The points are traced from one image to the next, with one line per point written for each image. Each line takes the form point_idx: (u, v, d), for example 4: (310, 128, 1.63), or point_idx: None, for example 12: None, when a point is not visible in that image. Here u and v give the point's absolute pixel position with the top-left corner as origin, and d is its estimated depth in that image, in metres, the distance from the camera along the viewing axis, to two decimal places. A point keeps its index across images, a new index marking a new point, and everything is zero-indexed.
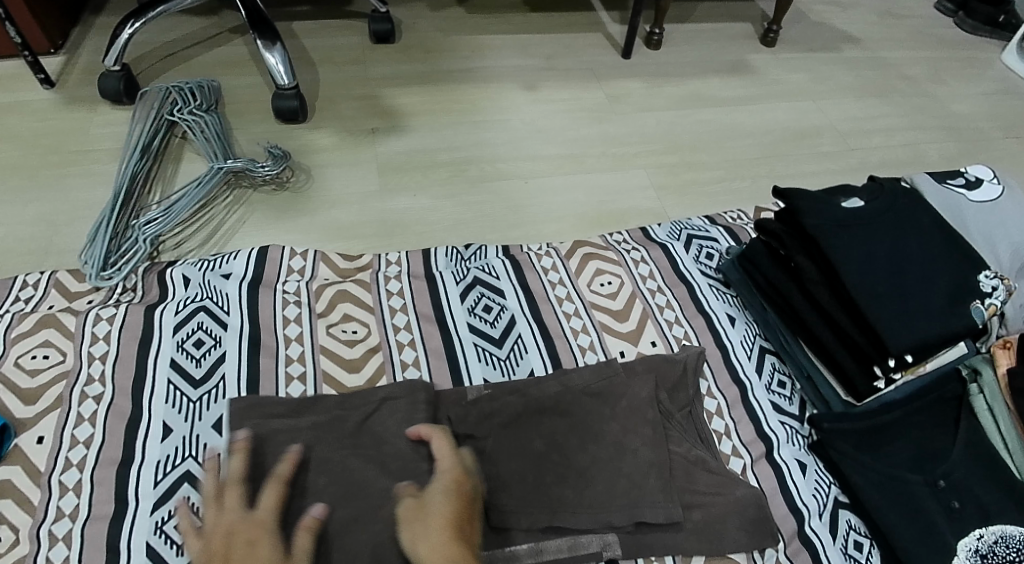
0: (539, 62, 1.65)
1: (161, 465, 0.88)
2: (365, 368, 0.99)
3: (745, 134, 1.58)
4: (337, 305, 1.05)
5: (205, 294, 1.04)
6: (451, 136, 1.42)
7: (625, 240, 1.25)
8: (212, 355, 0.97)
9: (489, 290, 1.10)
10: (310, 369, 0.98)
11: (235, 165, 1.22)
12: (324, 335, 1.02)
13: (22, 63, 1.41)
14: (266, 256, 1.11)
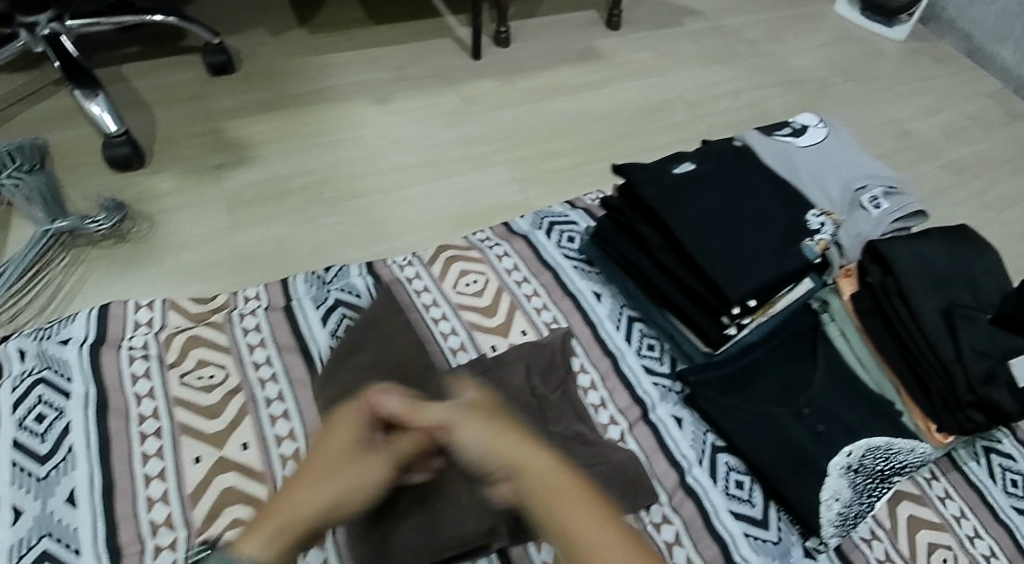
0: (389, 72, 1.60)
1: (15, 549, 0.83)
2: (224, 412, 0.96)
3: (599, 117, 1.62)
4: (189, 352, 1.02)
5: (44, 365, 0.99)
6: (303, 160, 1.37)
7: (487, 237, 1.24)
8: (56, 427, 0.93)
9: (352, 309, 1.08)
10: (167, 422, 0.95)
11: (64, 224, 1.16)
12: (177, 386, 0.98)
13: None
14: (108, 313, 1.07)
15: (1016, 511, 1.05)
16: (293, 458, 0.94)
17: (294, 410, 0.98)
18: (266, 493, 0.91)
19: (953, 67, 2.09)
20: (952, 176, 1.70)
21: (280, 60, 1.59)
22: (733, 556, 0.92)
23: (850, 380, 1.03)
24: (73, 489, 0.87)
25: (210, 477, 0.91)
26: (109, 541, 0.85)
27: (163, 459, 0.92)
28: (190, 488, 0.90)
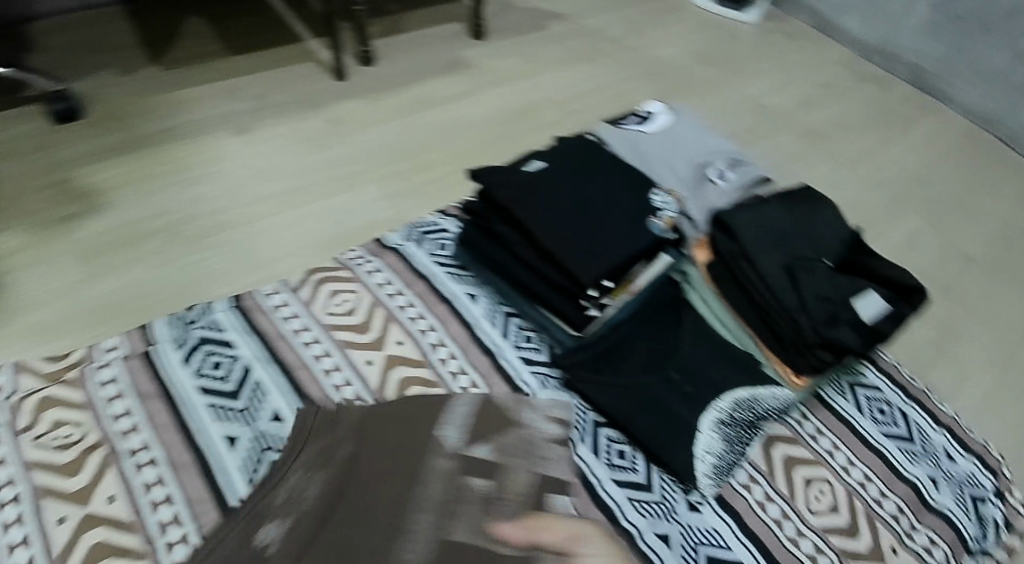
0: (250, 103, 1.57)
1: None
2: (84, 468, 0.91)
3: (469, 125, 1.63)
4: (43, 415, 0.96)
5: None
6: (161, 200, 1.32)
7: (358, 255, 1.22)
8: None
9: (217, 345, 1.05)
10: (24, 487, 0.89)
11: None
12: (32, 449, 0.93)
13: None
14: None
15: (886, 436, 1.09)
16: (167, 500, 0.90)
17: (161, 456, 0.94)
18: (138, 540, 0.86)
19: (804, 42, 2.21)
20: (809, 142, 1.80)
21: (132, 101, 1.53)
22: (619, 522, 0.93)
23: (713, 341, 1.04)
24: None
25: (77, 535, 0.86)
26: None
27: (25, 524, 0.86)
28: (56, 549, 0.84)
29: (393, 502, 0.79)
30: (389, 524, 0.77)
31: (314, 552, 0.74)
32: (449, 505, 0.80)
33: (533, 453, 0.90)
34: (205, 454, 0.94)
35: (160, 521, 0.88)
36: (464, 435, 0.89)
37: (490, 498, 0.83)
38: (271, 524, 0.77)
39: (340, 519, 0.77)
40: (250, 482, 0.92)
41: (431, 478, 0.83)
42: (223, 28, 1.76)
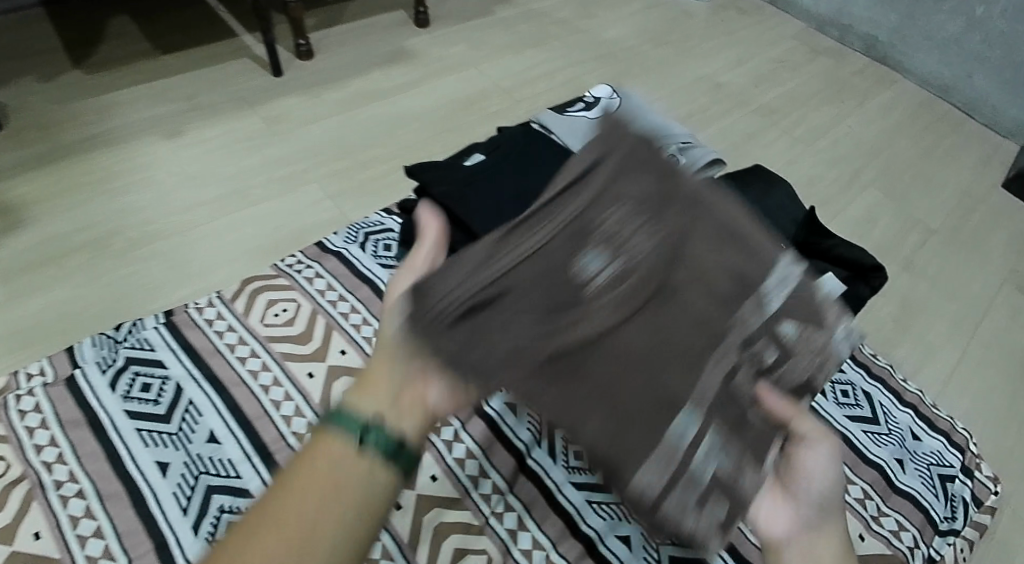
0: (181, 104, 1.50)
1: None
2: (7, 504, 0.86)
3: (414, 117, 1.58)
4: None
5: None
6: (87, 213, 1.26)
7: (297, 260, 1.17)
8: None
9: (146, 366, 0.99)
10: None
11: None
12: None
13: None
14: None
15: (851, 419, 1.06)
16: (95, 534, 0.84)
17: (89, 487, 0.88)
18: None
19: (756, 17, 2.18)
20: (763, 120, 1.77)
21: (54, 108, 1.45)
22: (579, 528, 0.91)
23: None
24: None
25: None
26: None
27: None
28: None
29: (687, 287, 0.62)
30: (727, 340, 0.62)
31: (682, 284, 0.62)
32: (767, 347, 0.64)
33: (828, 348, 0.66)
34: (136, 483, 0.88)
35: (89, 557, 0.83)
36: (783, 293, 0.65)
37: (784, 353, 0.64)
38: (600, 251, 0.60)
39: (665, 290, 0.62)
40: (184, 511, 0.86)
41: (809, 312, 0.66)
42: (152, 27, 1.68)
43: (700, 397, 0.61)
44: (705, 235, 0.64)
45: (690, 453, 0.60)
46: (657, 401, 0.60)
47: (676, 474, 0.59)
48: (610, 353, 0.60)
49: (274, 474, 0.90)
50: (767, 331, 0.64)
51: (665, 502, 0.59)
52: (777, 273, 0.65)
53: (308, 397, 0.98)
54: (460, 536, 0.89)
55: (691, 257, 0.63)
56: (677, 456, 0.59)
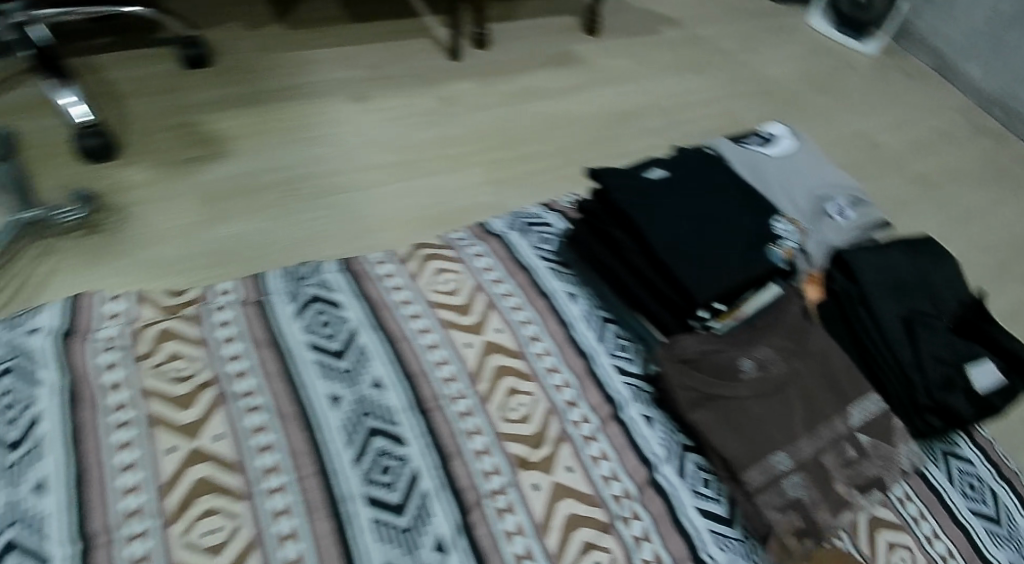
0: (366, 72, 1.62)
1: None
2: (197, 402, 0.91)
3: (577, 122, 1.63)
4: (161, 345, 0.96)
5: (13, 355, 0.92)
6: (280, 155, 1.36)
7: (463, 236, 1.24)
8: (26, 415, 0.86)
9: (327, 304, 1.06)
10: (137, 413, 0.88)
11: (34, 214, 1.11)
12: (149, 377, 0.92)
13: None
14: (78, 305, 1.00)
15: (975, 515, 1.08)
16: (270, 448, 0.88)
17: (266, 403, 0.93)
18: (242, 483, 0.85)
19: (920, 82, 2.15)
20: (915, 188, 1.75)
21: (256, 56, 1.58)
22: (698, 551, 0.93)
23: (831, 371, 1.01)
24: (38, 482, 0.81)
25: (182, 469, 0.85)
26: (78, 531, 0.78)
27: (135, 451, 0.85)
28: (162, 479, 0.83)
29: (802, 382, 0.99)
30: (822, 429, 0.97)
31: (795, 391, 0.99)
32: (849, 445, 0.97)
33: (893, 462, 0.98)
34: (309, 408, 0.93)
35: (264, 468, 0.87)
36: (865, 419, 0.99)
37: (861, 455, 0.97)
38: (751, 361, 1.01)
39: (788, 379, 0.99)
40: (349, 444, 0.91)
41: (884, 434, 0.99)
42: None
43: (796, 449, 0.95)
44: (818, 357, 1.02)
45: (782, 475, 0.93)
46: (767, 440, 0.94)
47: (770, 480, 0.92)
48: (741, 410, 0.96)
49: (430, 431, 0.95)
50: (850, 435, 0.98)
51: (758, 494, 0.92)
52: (863, 405, 0.99)
53: (466, 366, 1.03)
54: (593, 532, 0.90)
55: (808, 367, 1.01)
56: (772, 473, 0.93)
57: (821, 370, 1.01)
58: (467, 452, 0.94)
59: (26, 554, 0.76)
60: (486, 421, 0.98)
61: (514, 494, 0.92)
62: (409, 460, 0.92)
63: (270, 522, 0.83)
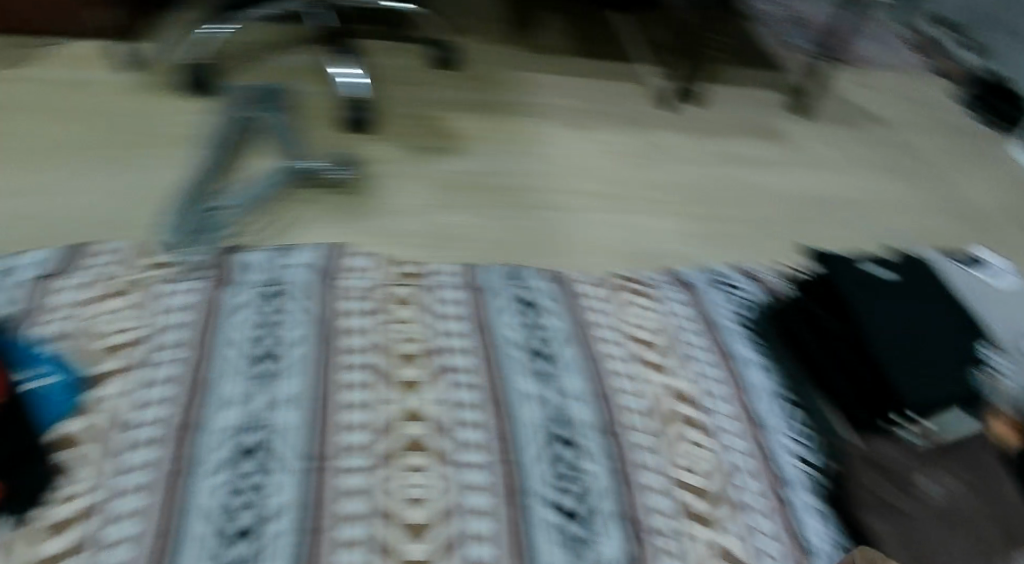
0: (583, 104, 1.73)
1: (233, 430, 0.89)
2: (419, 366, 1.03)
3: (773, 196, 1.65)
4: (395, 308, 1.09)
5: (279, 282, 1.07)
6: (501, 163, 1.52)
7: (663, 280, 1.30)
8: (279, 337, 1.00)
9: (537, 311, 1.16)
10: (371, 360, 1.01)
11: (307, 166, 1.29)
12: (384, 332, 1.05)
13: (108, 45, 1.50)
14: (330, 252, 1.15)
15: None
16: (473, 425, 0.98)
17: (475, 383, 1.03)
18: (445, 449, 0.94)
19: None
20: None
21: (493, 68, 1.76)
22: None
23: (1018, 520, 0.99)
24: (281, 398, 0.93)
25: (399, 422, 0.95)
26: (310, 450, 0.89)
27: (363, 393, 0.97)
28: (384, 424, 0.94)
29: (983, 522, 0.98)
30: None
31: (976, 526, 0.98)
32: None
33: None
34: (511, 399, 1.02)
35: (467, 442, 0.96)
36: None
37: None
38: (935, 486, 1.02)
39: (969, 512, 0.99)
40: (538, 442, 0.97)
41: None
42: (575, 37, 2.00)
43: None
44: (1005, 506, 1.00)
45: None
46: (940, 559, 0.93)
47: None
48: (915, 523, 0.97)
49: (609, 453, 0.99)
50: None
51: None
52: None
53: (653, 400, 1.08)
54: None
55: (992, 510, 1.00)
56: None
57: (1007, 518, 0.99)
58: (640, 483, 0.97)
59: (267, 456, 0.87)
60: (660, 460, 1.00)
61: (683, 543, 0.91)
62: (587, 474, 0.96)
63: (464, 494, 0.90)
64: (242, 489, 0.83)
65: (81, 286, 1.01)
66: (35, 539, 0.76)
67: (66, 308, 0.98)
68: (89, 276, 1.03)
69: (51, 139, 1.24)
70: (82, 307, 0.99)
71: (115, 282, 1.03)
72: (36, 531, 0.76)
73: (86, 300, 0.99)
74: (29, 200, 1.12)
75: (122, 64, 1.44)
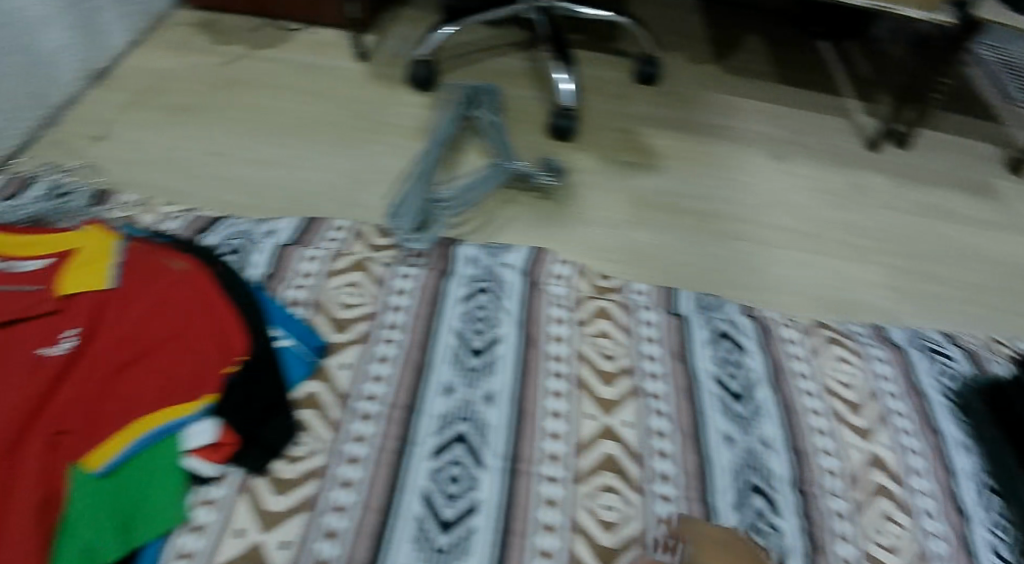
0: (787, 134, 1.70)
1: (442, 418, 0.92)
2: (616, 384, 1.02)
3: (987, 261, 1.50)
4: (595, 320, 1.09)
5: (488, 279, 1.10)
6: (694, 185, 1.46)
7: (863, 333, 1.22)
8: (490, 334, 1.03)
9: (735, 347, 1.13)
10: (570, 369, 1.01)
11: (519, 168, 1.33)
12: (584, 343, 1.05)
13: (345, 36, 1.63)
14: (537, 256, 1.17)
15: None
16: (666, 456, 0.97)
17: (670, 411, 1.02)
18: (641, 475, 0.94)
19: None
20: None
21: (694, 87, 1.74)
22: None
23: None
24: (488, 395, 0.96)
25: (596, 438, 0.95)
26: (510, 450, 0.91)
27: (564, 402, 0.98)
28: (582, 438, 0.95)
29: None
30: None
31: None
32: None
33: None
34: (705, 438, 1.00)
35: (660, 471, 0.95)
36: None
37: None
38: None
39: None
40: (732, 487, 0.96)
41: None
42: (778, 64, 1.95)
43: None
44: None
45: None
46: None
47: None
48: None
49: (803, 512, 0.96)
50: None
51: None
52: None
53: (848, 464, 1.03)
54: None
55: None
56: None
57: None
58: (833, 553, 0.93)
59: (472, 449, 0.90)
60: (855, 531, 0.95)
61: None
62: (780, 531, 0.93)
63: (656, 526, 0.90)
64: (449, 479, 0.87)
65: (320, 256, 1.08)
66: (264, 490, 0.84)
67: (303, 276, 1.05)
68: (325, 249, 1.10)
69: (299, 117, 1.40)
70: (321, 276, 1.06)
71: (347, 257, 1.09)
72: (266, 482, 0.84)
73: (325, 270, 1.06)
74: (286, 173, 1.28)
75: (356, 54, 1.57)
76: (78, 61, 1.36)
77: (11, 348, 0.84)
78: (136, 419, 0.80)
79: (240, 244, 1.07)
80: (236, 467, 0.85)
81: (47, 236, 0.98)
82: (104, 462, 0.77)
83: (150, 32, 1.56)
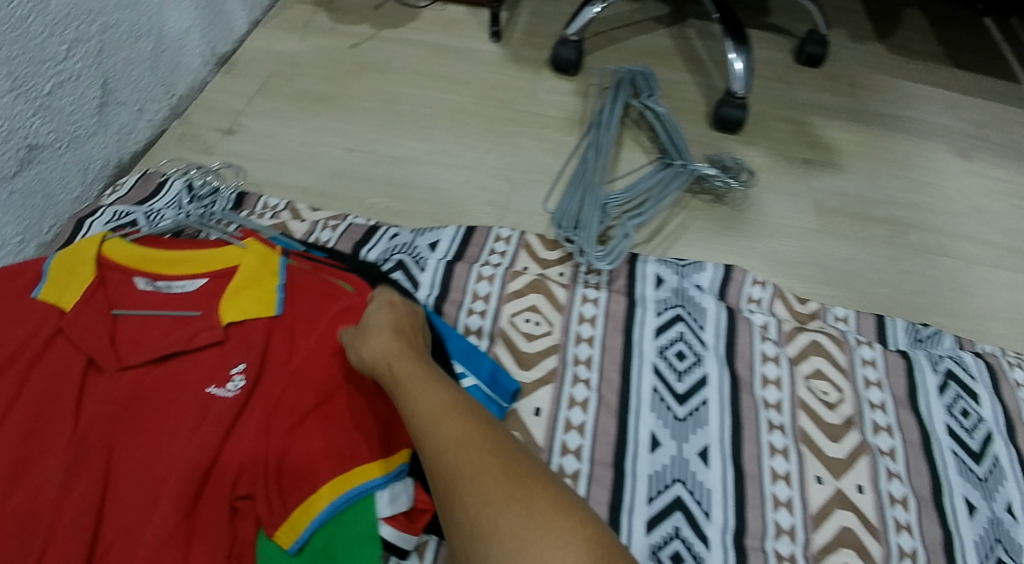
0: (970, 128, 1.47)
1: (653, 480, 0.81)
2: (845, 440, 0.87)
3: None
4: (808, 356, 0.93)
5: (680, 303, 0.95)
6: (886, 188, 1.28)
7: None
8: (695, 372, 0.89)
9: (965, 390, 0.93)
10: (789, 420, 0.87)
11: (701, 169, 1.15)
12: (802, 389, 0.90)
13: (476, 13, 1.48)
14: (730, 275, 1.00)
15: None
16: (907, 528, 0.82)
17: (904, 472, 0.86)
18: (883, 555, 0.80)
19: None
20: None
21: (862, 72, 1.54)
22: None
23: None
24: (702, 451, 0.83)
25: (830, 507, 0.82)
26: (735, 522, 0.79)
27: (789, 461, 0.84)
28: (813, 509, 0.81)
29: None
30: None
31: None
32: None
33: None
34: (945, 506, 0.84)
35: (900, 548, 0.81)
36: None
37: None
38: None
39: None
40: None
41: None
42: (947, 43, 1.71)
43: None
44: None
45: None
46: None
47: None
48: None
49: None
50: None
51: None
52: None
53: None
54: None
55: None
56: None
57: None
58: None
59: (693, 521, 0.79)
60: None
61: None
62: None
63: None
64: (672, 558, 0.76)
65: (493, 276, 0.95)
66: None
67: (477, 299, 0.93)
68: (495, 267, 0.96)
69: (440, 107, 1.27)
70: (496, 300, 0.93)
71: (521, 275, 0.95)
72: None
73: (501, 292, 0.93)
74: (438, 171, 1.16)
75: (489, 32, 1.42)
76: (203, 43, 1.24)
77: (179, 386, 0.74)
78: (320, 487, 0.70)
79: (402, 259, 0.96)
80: (430, 535, 0.79)
81: (191, 251, 0.83)
82: (296, 539, 0.70)
83: (272, 11, 1.44)
